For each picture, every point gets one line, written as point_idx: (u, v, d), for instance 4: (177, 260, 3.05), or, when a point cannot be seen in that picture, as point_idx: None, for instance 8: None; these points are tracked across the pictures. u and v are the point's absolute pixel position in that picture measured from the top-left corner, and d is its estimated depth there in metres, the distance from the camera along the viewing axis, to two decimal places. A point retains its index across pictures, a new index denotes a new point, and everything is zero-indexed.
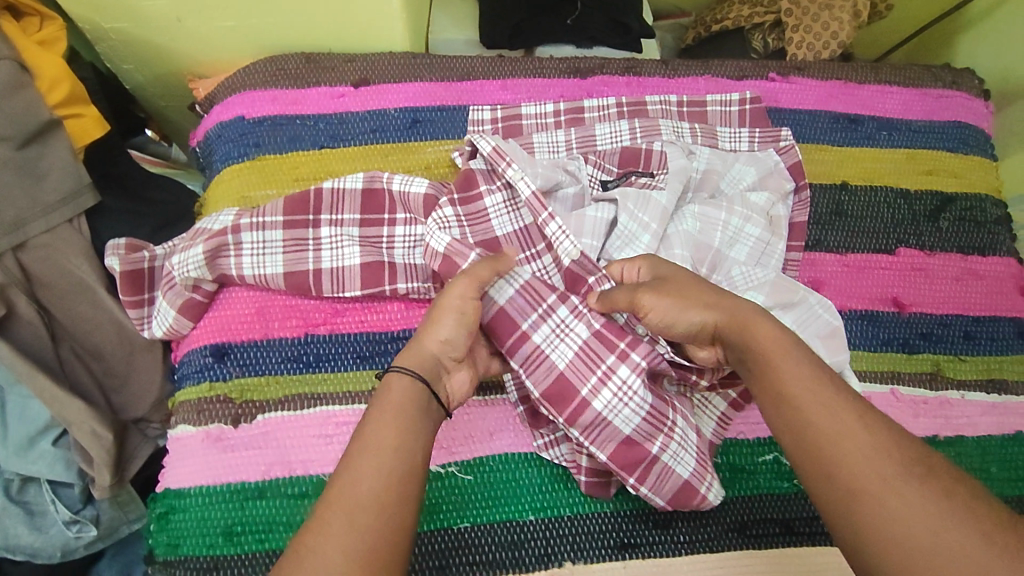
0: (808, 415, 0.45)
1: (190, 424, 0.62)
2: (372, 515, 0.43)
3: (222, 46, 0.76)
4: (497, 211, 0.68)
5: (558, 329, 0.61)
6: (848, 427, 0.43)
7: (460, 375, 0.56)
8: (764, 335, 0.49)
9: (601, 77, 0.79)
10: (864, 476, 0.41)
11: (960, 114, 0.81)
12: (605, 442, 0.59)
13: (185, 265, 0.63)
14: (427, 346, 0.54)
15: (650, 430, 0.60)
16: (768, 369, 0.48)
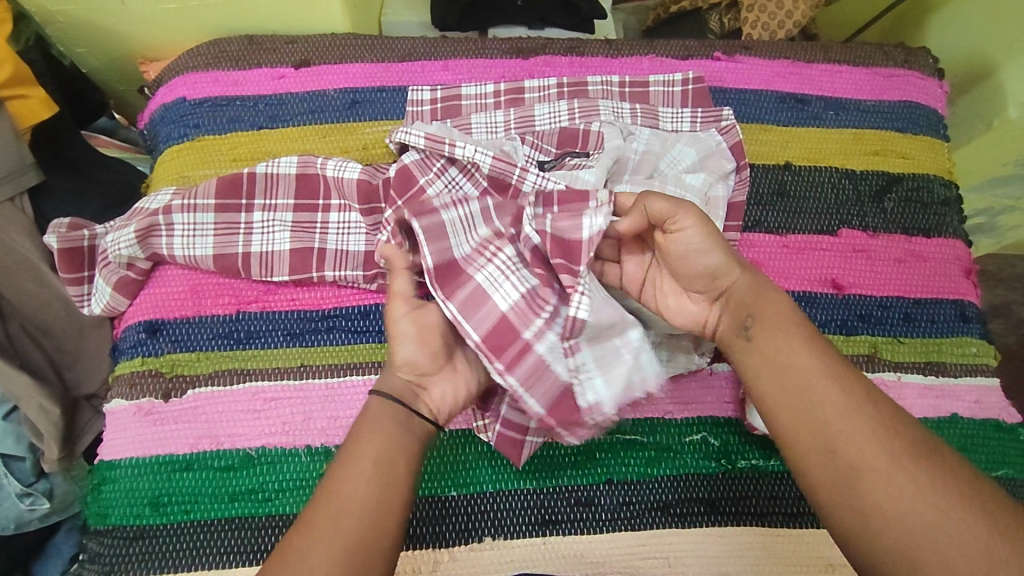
0: (813, 393, 0.46)
1: (123, 398, 0.64)
2: (355, 519, 0.44)
3: (168, 29, 0.78)
4: (441, 195, 0.66)
5: (465, 219, 0.59)
6: (853, 405, 0.45)
7: (440, 388, 0.54)
8: (776, 304, 0.51)
9: (544, 58, 0.80)
10: (872, 457, 0.43)
11: (909, 93, 0.80)
12: (481, 322, 0.54)
13: (117, 244, 0.65)
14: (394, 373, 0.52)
15: (527, 312, 0.55)
16: (775, 342, 0.49)
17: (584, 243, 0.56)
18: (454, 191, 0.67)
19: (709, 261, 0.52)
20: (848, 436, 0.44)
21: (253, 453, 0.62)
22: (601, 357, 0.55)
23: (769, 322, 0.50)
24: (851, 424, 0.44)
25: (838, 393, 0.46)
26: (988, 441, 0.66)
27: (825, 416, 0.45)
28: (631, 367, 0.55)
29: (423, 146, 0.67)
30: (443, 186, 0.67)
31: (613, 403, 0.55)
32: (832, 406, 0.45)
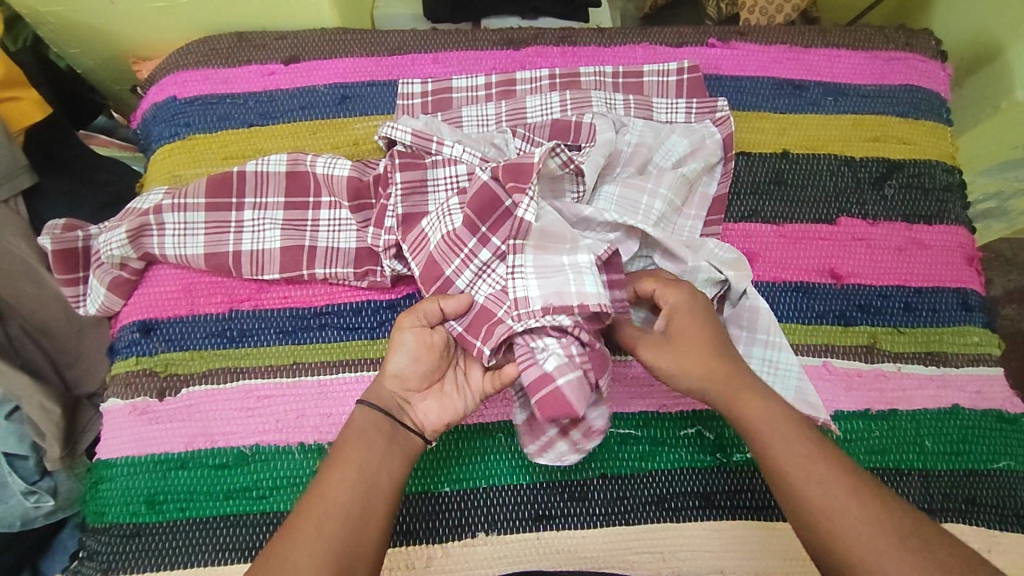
0: (806, 492, 0.49)
1: (119, 397, 0.64)
2: (338, 524, 0.49)
3: (157, 27, 0.78)
4: (435, 184, 0.65)
5: (439, 211, 0.61)
6: (846, 506, 0.47)
7: (425, 404, 0.56)
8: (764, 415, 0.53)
9: (535, 48, 0.79)
10: (868, 556, 0.45)
11: (910, 76, 0.78)
12: (418, 251, 0.62)
13: (109, 244, 0.65)
14: (383, 383, 0.56)
15: (448, 254, 0.60)
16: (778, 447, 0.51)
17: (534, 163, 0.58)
18: (452, 186, 0.65)
19: (681, 369, 0.55)
20: (846, 535, 0.46)
21: (247, 451, 0.62)
22: (542, 266, 0.58)
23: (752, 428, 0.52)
24: (845, 525, 0.47)
25: (832, 485, 0.48)
26: (991, 433, 0.65)
27: (826, 512, 0.47)
28: (571, 280, 0.57)
29: (410, 142, 0.67)
30: (442, 180, 0.65)
31: (541, 301, 0.57)
32: (823, 504, 0.48)
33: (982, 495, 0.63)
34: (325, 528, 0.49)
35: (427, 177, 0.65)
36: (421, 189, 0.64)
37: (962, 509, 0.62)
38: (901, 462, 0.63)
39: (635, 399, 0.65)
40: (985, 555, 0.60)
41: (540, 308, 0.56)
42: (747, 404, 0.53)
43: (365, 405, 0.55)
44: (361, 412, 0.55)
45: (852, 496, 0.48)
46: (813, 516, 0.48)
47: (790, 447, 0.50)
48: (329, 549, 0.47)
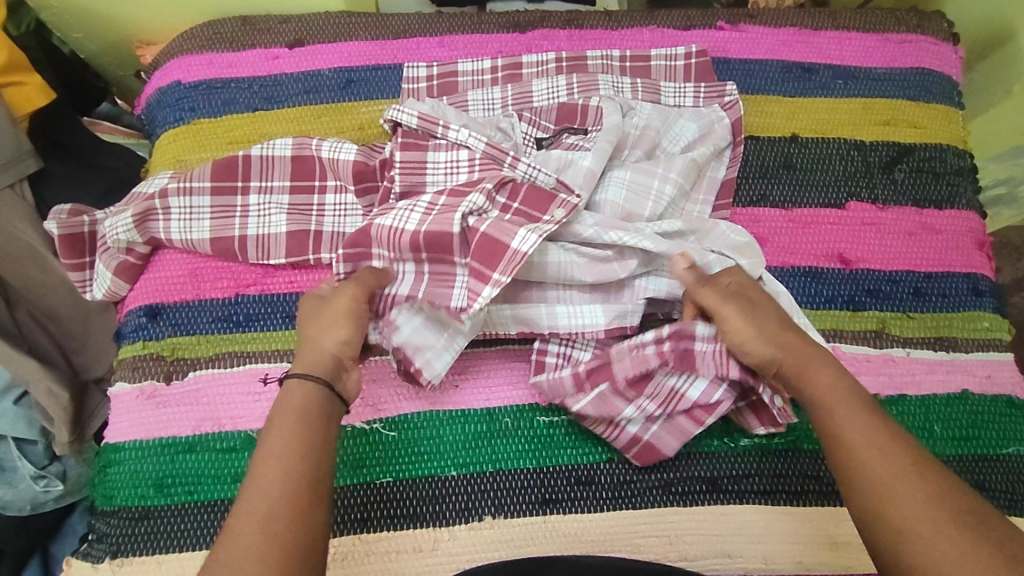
0: (861, 454, 0.47)
1: (126, 381, 0.65)
2: (287, 521, 0.43)
3: (161, 10, 0.77)
4: (435, 167, 0.65)
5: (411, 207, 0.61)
6: (899, 469, 0.45)
7: (355, 374, 0.55)
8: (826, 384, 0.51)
9: (542, 31, 0.78)
10: (917, 518, 0.43)
11: (922, 59, 0.77)
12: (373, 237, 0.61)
13: (115, 229, 0.65)
14: (324, 348, 0.53)
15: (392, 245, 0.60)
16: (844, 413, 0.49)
17: (516, 251, 0.58)
18: (455, 167, 0.64)
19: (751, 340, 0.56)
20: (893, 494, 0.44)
21: (254, 435, 0.62)
22: (432, 318, 0.60)
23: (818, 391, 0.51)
24: (895, 487, 0.44)
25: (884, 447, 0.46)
26: (1000, 418, 0.65)
27: (878, 472, 0.45)
28: (435, 348, 0.60)
29: (415, 125, 0.65)
30: (442, 163, 0.64)
31: (401, 339, 0.59)
32: (876, 462, 0.46)
33: (992, 480, 0.62)
34: (273, 526, 0.43)
35: (427, 158, 0.65)
36: (420, 171, 0.64)
37: None
38: None
39: None
40: None
41: (398, 343, 0.59)
42: (810, 375, 0.53)
43: (304, 378, 0.51)
44: (297, 386, 0.51)
45: (909, 459, 0.46)
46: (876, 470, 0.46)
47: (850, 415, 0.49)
48: (273, 546, 0.42)
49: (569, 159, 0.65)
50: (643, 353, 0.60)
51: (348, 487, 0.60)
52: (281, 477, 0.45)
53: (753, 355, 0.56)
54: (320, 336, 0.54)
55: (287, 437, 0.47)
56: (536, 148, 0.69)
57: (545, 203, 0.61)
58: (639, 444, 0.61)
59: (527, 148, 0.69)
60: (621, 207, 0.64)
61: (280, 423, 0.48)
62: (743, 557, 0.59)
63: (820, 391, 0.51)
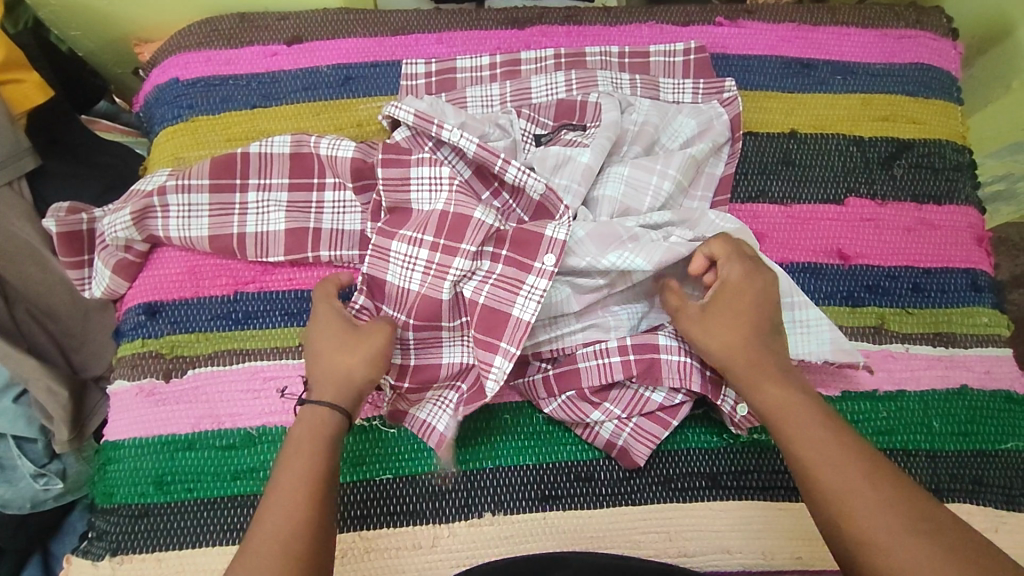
0: (815, 468, 0.48)
1: (125, 378, 0.65)
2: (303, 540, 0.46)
3: (158, 7, 0.77)
4: (418, 185, 0.62)
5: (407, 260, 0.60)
6: (855, 481, 0.47)
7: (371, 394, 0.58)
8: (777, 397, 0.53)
9: (540, 27, 0.78)
10: (875, 529, 0.44)
11: (921, 55, 0.77)
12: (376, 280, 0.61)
13: (113, 227, 0.65)
14: (354, 380, 0.55)
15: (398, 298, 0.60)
16: (797, 426, 0.51)
17: (512, 318, 0.58)
18: (437, 187, 0.62)
19: (713, 341, 0.56)
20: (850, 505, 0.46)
21: (253, 433, 0.62)
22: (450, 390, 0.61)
23: (767, 405, 0.53)
24: (854, 501, 0.46)
25: (839, 462, 0.48)
26: (999, 413, 0.65)
27: (833, 485, 0.47)
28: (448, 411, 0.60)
29: (412, 124, 0.64)
30: (427, 179, 0.62)
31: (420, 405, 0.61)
32: (827, 474, 0.48)
33: (990, 475, 0.62)
34: (291, 546, 0.46)
35: (410, 174, 0.62)
36: (404, 186, 0.62)
37: (969, 490, 0.62)
38: (909, 443, 0.63)
39: None
40: (992, 534, 0.60)
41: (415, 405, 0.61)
42: (762, 386, 0.54)
43: (328, 406, 0.53)
44: (319, 413, 0.53)
45: (862, 471, 0.47)
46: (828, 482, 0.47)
47: (801, 429, 0.50)
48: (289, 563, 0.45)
49: (567, 155, 0.65)
50: (607, 362, 0.61)
51: (347, 484, 0.60)
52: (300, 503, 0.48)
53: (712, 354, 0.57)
54: (344, 366, 0.55)
55: (303, 460, 0.50)
56: (535, 144, 0.70)
57: (534, 246, 0.59)
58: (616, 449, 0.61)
59: (526, 145, 0.69)
60: (620, 203, 0.64)
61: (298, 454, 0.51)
62: (742, 553, 0.59)
63: (771, 406, 0.53)
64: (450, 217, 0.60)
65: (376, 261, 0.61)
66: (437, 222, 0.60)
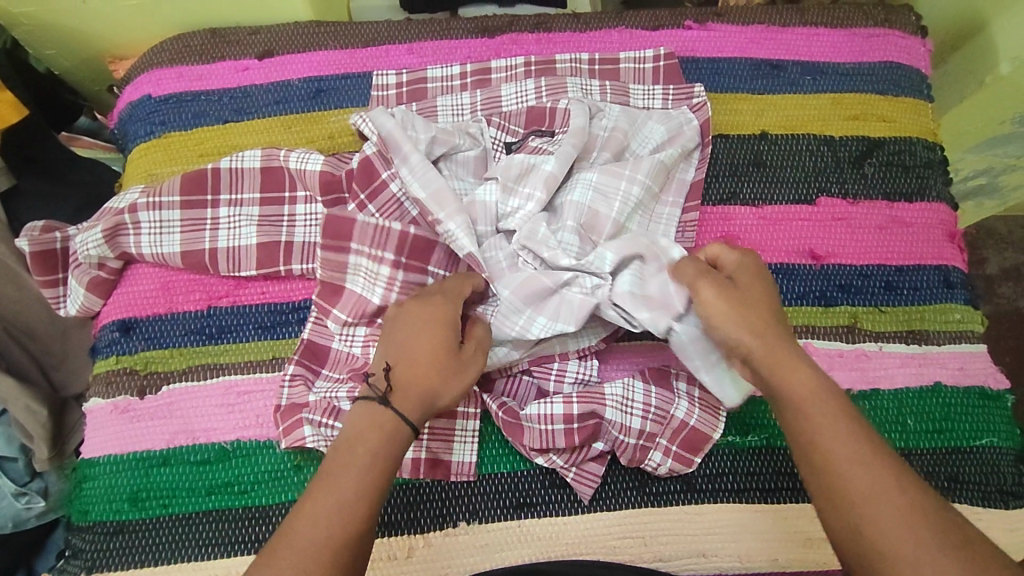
0: (835, 466, 0.44)
1: (100, 396, 0.65)
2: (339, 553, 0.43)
3: (132, 25, 0.78)
4: (406, 193, 0.66)
5: (370, 277, 0.63)
6: (879, 485, 0.43)
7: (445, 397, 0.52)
8: (798, 380, 0.48)
9: (511, 35, 0.79)
10: (889, 534, 0.41)
11: (889, 53, 0.77)
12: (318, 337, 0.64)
13: (85, 244, 0.66)
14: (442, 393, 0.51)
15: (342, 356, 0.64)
16: (821, 418, 0.46)
17: None
18: (374, 281, 0.63)
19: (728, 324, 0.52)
20: (867, 510, 0.42)
21: (227, 447, 0.62)
22: None
23: (788, 392, 0.48)
24: (870, 503, 0.42)
25: (863, 462, 0.44)
26: (973, 409, 0.64)
27: (853, 489, 0.43)
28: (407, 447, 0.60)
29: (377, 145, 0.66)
30: (363, 268, 0.63)
31: None
32: (848, 478, 0.43)
33: (965, 472, 0.62)
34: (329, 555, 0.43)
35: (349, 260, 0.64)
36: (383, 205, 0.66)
37: (946, 487, 0.62)
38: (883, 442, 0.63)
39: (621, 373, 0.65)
40: None
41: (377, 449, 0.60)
42: (787, 370, 0.49)
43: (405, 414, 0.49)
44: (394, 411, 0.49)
45: (885, 474, 0.43)
46: (846, 479, 0.43)
47: (822, 421, 0.46)
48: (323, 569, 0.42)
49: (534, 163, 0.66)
50: (551, 428, 0.60)
51: None
52: (353, 495, 0.45)
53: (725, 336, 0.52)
54: (431, 380, 0.50)
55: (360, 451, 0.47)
56: (505, 152, 0.70)
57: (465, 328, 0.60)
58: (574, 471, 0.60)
59: (496, 153, 0.69)
60: (586, 209, 0.64)
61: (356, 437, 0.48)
62: (717, 556, 0.59)
63: (793, 391, 0.48)
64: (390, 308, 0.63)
65: (319, 330, 0.65)
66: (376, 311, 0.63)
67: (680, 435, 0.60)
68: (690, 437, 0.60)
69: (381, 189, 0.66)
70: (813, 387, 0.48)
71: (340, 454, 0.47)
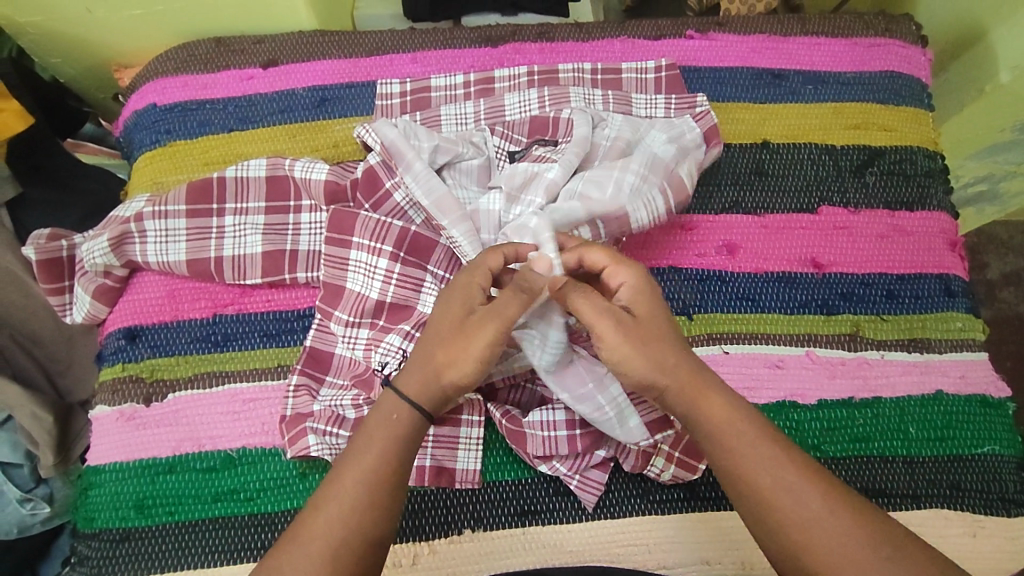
0: (770, 498, 0.45)
1: (106, 404, 0.65)
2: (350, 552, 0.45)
3: (136, 34, 0.79)
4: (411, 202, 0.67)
5: (367, 272, 0.64)
6: (812, 508, 0.44)
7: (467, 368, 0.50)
8: (716, 415, 0.48)
9: (514, 45, 0.79)
10: (833, 557, 0.43)
11: (890, 62, 0.78)
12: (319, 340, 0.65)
13: (91, 253, 0.66)
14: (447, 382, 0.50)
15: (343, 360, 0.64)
16: (746, 452, 0.46)
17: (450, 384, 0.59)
18: (371, 274, 0.64)
19: (638, 363, 0.49)
20: (809, 539, 0.44)
21: (233, 454, 0.63)
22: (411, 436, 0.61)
23: (711, 429, 0.48)
24: (810, 529, 0.44)
25: (799, 487, 0.45)
26: (975, 417, 0.65)
27: (790, 519, 0.44)
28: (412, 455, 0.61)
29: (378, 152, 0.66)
30: (363, 265, 0.64)
31: None
32: (788, 508, 0.44)
33: (966, 480, 0.63)
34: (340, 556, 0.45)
35: (350, 255, 0.64)
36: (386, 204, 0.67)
37: (948, 495, 0.62)
38: (885, 450, 0.63)
39: None
40: (970, 540, 0.61)
41: None
42: (706, 405, 0.48)
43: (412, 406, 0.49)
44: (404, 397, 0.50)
45: (818, 496, 0.45)
46: (784, 510, 0.44)
47: (748, 455, 0.46)
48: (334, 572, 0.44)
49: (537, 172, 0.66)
50: (553, 434, 0.60)
51: None
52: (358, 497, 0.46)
53: (635, 375, 0.49)
54: (434, 359, 0.50)
55: (369, 449, 0.48)
56: (509, 161, 0.70)
57: None
58: (576, 480, 0.60)
59: (500, 162, 0.70)
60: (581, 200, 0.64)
61: (370, 431, 0.49)
62: (721, 564, 0.59)
63: (716, 426, 0.47)
64: (388, 306, 0.64)
65: (321, 337, 0.65)
66: (373, 308, 0.64)
67: (682, 440, 0.60)
68: (691, 445, 0.60)
69: (385, 198, 0.67)
70: (730, 415, 0.48)
71: (353, 455, 0.48)
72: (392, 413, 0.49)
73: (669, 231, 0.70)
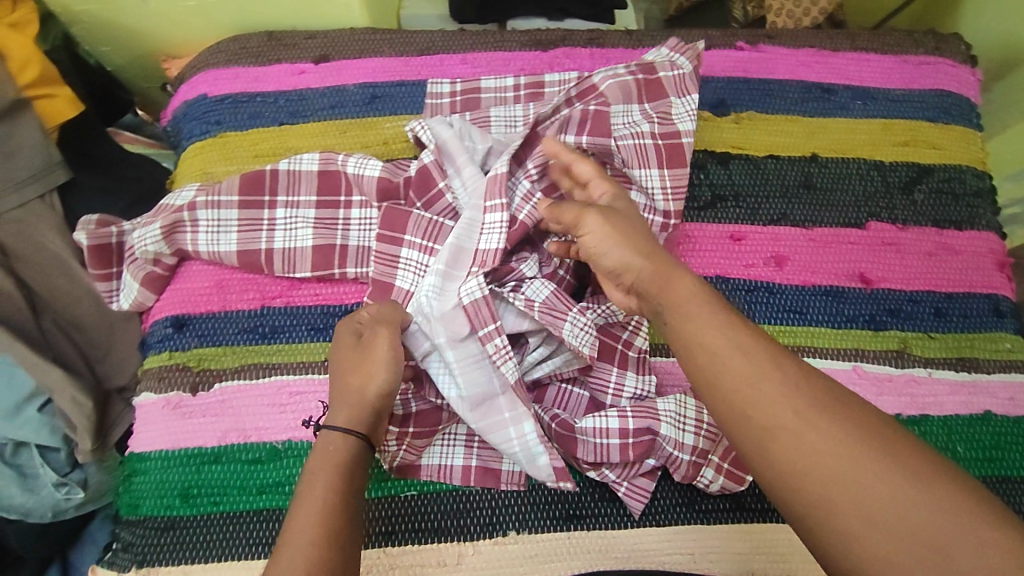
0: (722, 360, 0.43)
1: (153, 391, 0.65)
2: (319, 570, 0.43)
3: (188, 26, 0.79)
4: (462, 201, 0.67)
5: (419, 270, 0.64)
6: (762, 369, 0.42)
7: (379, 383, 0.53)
8: (684, 287, 0.47)
9: (564, 49, 0.79)
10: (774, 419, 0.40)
11: (940, 81, 0.78)
12: None
13: (143, 240, 0.66)
14: (370, 399, 0.53)
15: None
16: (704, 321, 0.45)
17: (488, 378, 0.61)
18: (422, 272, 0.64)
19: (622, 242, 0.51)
20: (756, 400, 0.41)
21: (279, 447, 0.63)
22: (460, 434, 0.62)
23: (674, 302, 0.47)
24: (756, 391, 0.41)
25: (754, 355, 0.42)
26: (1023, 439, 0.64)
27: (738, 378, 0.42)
28: (458, 454, 0.61)
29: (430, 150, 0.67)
30: (414, 263, 0.64)
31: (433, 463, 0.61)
32: (736, 370, 0.42)
33: (1015, 502, 0.62)
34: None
35: (400, 253, 0.65)
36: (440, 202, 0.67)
37: None
38: None
39: (672, 388, 0.65)
40: None
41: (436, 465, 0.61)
42: (679, 280, 0.48)
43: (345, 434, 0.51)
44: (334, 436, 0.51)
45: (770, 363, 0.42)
46: (732, 370, 0.43)
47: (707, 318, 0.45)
48: None
49: None
50: (606, 442, 0.60)
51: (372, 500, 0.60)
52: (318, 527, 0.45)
53: (610, 256, 0.52)
54: (350, 384, 0.53)
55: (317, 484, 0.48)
56: None
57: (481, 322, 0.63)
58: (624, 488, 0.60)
59: None
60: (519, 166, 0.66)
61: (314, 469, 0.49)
62: None
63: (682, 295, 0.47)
64: None
65: None
66: None
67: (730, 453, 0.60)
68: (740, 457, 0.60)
69: (438, 197, 0.67)
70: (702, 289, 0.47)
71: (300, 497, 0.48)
72: (329, 445, 0.50)
73: (718, 239, 0.70)
